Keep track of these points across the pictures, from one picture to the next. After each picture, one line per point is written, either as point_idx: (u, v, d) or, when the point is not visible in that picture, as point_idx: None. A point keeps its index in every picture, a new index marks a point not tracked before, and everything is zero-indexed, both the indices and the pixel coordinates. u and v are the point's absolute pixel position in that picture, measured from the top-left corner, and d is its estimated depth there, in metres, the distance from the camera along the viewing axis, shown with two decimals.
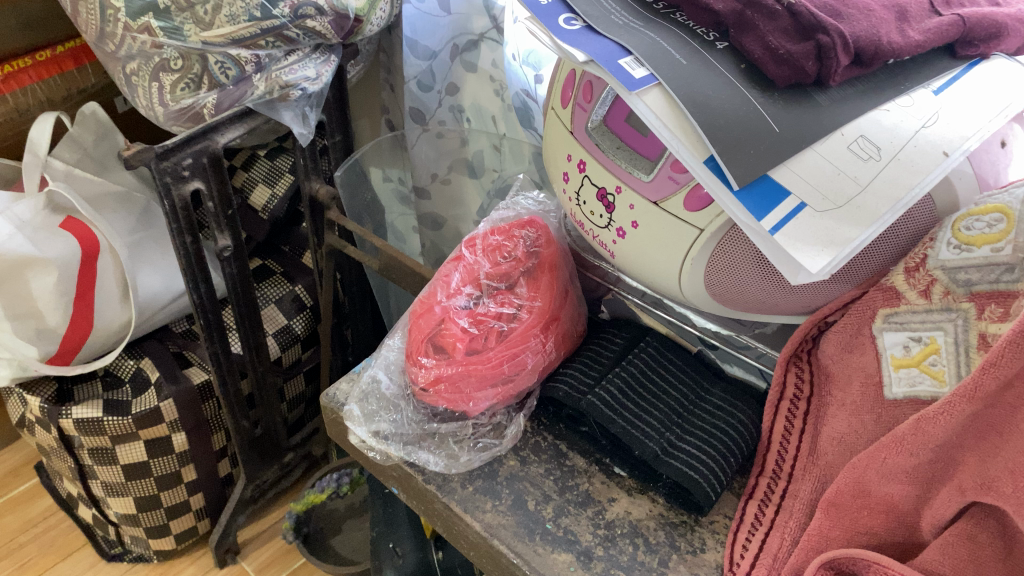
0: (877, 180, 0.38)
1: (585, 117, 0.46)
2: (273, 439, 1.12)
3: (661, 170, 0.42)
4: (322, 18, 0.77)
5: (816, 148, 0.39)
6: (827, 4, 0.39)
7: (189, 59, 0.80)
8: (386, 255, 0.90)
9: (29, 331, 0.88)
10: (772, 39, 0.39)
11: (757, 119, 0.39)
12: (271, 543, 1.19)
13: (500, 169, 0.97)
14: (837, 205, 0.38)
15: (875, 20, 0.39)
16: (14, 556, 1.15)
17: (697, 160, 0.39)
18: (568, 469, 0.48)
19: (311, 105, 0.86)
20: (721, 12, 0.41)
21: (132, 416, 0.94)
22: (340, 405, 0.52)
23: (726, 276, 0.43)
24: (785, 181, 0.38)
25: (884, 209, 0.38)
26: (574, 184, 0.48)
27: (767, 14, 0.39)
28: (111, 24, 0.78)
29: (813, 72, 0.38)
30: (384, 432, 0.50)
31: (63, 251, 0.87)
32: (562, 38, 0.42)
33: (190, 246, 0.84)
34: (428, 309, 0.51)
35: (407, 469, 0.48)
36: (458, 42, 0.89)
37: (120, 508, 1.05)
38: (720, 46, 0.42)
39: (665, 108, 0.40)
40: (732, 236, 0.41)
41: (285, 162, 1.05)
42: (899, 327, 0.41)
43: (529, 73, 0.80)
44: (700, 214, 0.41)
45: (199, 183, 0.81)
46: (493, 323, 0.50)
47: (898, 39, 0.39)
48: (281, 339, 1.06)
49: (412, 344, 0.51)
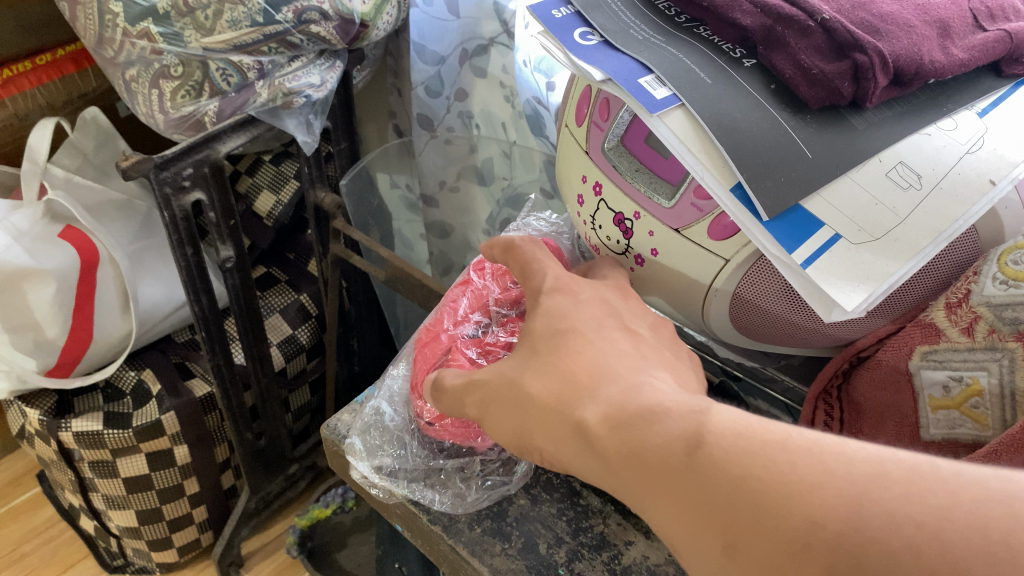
0: (917, 211, 0.35)
1: (601, 137, 0.43)
2: (278, 450, 1.10)
3: (683, 196, 0.39)
4: (327, 22, 0.75)
5: (852, 176, 0.36)
6: (865, 20, 0.36)
7: (190, 66, 0.76)
8: (392, 266, 0.87)
9: (27, 343, 0.85)
10: (805, 57, 0.36)
11: (788, 143, 0.36)
12: (275, 555, 1.17)
13: (511, 177, 0.94)
14: (874, 237, 0.35)
15: (916, 37, 0.36)
16: (16, 566, 1.13)
17: (723, 187, 0.36)
18: (581, 510, 0.45)
19: (315, 113, 0.83)
20: (749, 28, 0.38)
21: (133, 429, 0.92)
22: (341, 438, 0.49)
23: (755, 308, 0.40)
24: (818, 211, 0.36)
25: (924, 241, 0.35)
26: (589, 207, 0.45)
27: (799, 31, 0.36)
28: (109, 29, 0.75)
29: (848, 93, 0.36)
30: (386, 467, 0.47)
31: (62, 262, 0.85)
32: (577, 54, 0.39)
33: (191, 257, 0.82)
34: (433, 336, 0.49)
35: (411, 508, 0.45)
36: (467, 47, 0.86)
37: (121, 521, 1.03)
38: (748, 64, 0.39)
39: (689, 130, 0.37)
40: (760, 267, 0.38)
41: (291, 167, 1.02)
42: (938, 366, 0.38)
43: (541, 80, 0.77)
44: (725, 243, 0.39)
45: (201, 193, 0.79)
46: (500, 352, 0.48)
47: (941, 57, 0.36)
48: (286, 349, 1.04)
49: (417, 374, 0.48)
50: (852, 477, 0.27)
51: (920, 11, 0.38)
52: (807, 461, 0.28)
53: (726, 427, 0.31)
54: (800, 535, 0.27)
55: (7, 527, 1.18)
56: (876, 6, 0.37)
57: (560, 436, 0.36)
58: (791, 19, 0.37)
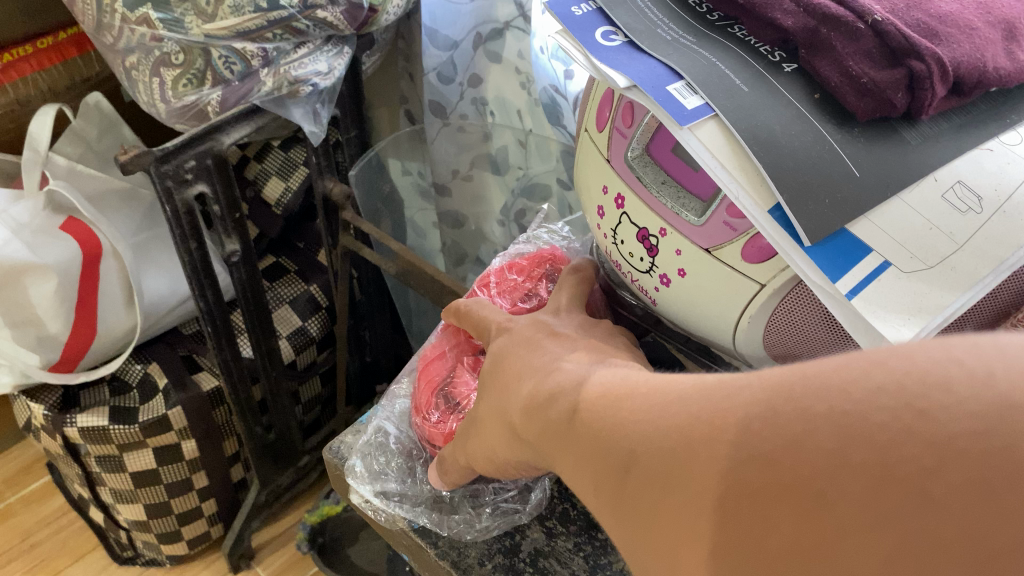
0: (978, 236, 0.32)
1: (624, 145, 0.39)
2: (288, 443, 1.08)
3: (715, 214, 0.36)
4: (333, 7, 0.71)
5: (903, 197, 0.32)
6: (922, 22, 0.33)
7: (191, 53, 0.73)
8: (404, 260, 0.84)
9: (29, 338, 0.83)
10: (853, 64, 0.32)
11: (834, 160, 0.32)
12: (286, 548, 1.15)
13: (525, 167, 0.92)
14: (927, 265, 0.32)
15: (979, 41, 0.32)
16: (25, 557, 1.12)
17: (761, 210, 0.33)
18: (600, 544, 0.42)
19: (323, 101, 0.80)
20: (791, 30, 0.34)
21: (139, 425, 0.90)
22: (344, 461, 0.47)
23: (793, 337, 0.37)
24: (865, 236, 0.32)
25: (985, 270, 0.31)
26: (610, 220, 0.42)
27: (847, 33, 0.33)
28: (107, 15, 0.72)
29: (902, 104, 0.32)
30: (391, 491, 0.45)
31: (63, 256, 0.82)
32: (599, 57, 0.36)
33: (195, 251, 0.79)
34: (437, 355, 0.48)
35: (417, 541, 0.43)
36: (481, 31, 0.82)
37: (129, 515, 1.02)
38: (789, 68, 0.35)
39: (723, 145, 0.33)
40: (799, 293, 0.35)
41: (300, 154, 0.98)
42: None
43: (559, 68, 0.73)
44: (761, 267, 0.35)
45: (204, 186, 0.76)
46: None
47: (1006, 64, 0.33)
48: (295, 341, 1.01)
49: (419, 394, 0.46)
50: (667, 398, 0.28)
51: (982, 10, 0.34)
52: (638, 400, 0.29)
53: (594, 394, 0.32)
54: (622, 460, 0.28)
55: (16, 517, 1.17)
56: (933, 5, 0.33)
57: (491, 442, 0.39)
58: (839, 20, 0.33)
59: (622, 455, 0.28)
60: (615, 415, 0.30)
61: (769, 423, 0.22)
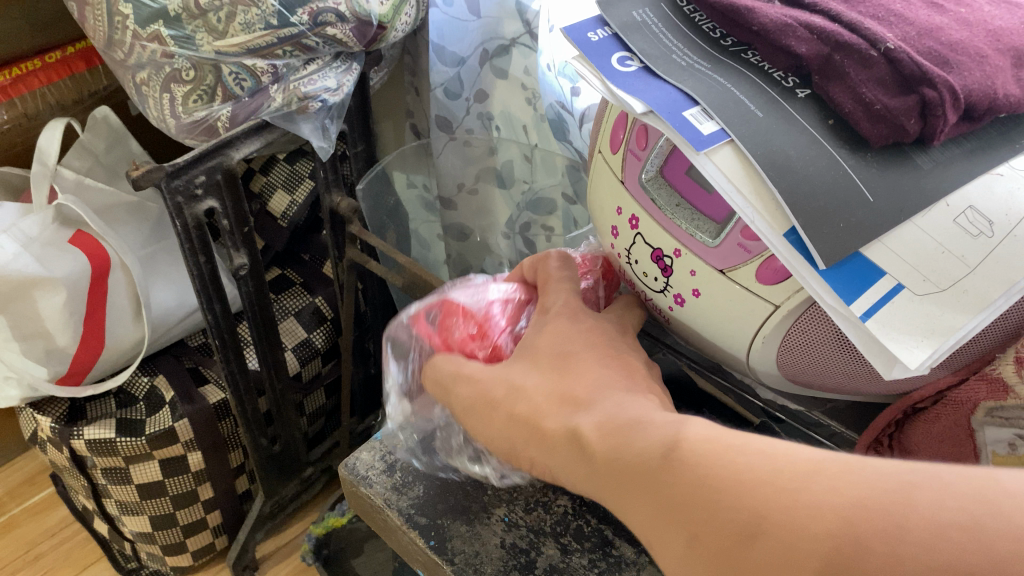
0: (989, 260, 0.32)
1: (639, 167, 0.40)
2: (292, 455, 1.08)
3: (729, 235, 0.36)
4: (343, 25, 0.71)
5: (916, 221, 0.33)
6: (933, 50, 0.33)
7: (202, 69, 0.74)
8: (410, 273, 0.85)
9: (38, 351, 0.84)
10: (866, 91, 0.33)
11: (848, 185, 0.33)
12: (290, 559, 1.16)
13: (530, 181, 0.92)
14: (940, 288, 0.33)
15: (990, 69, 0.33)
16: (31, 568, 1.12)
17: (776, 232, 0.34)
18: (614, 561, 0.43)
19: (331, 117, 0.81)
20: (805, 57, 0.35)
21: (146, 437, 0.90)
22: (359, 479, 0.47)
23: (805, 355, 0.38)
24: (879, 260, 0.33)
25: (997, 294, 0.32)
26: (623, 240, 0.43)
27: (860, 61, 0.33)
28: (118, 32, 0.72)
29: (915, 130, 0.33)
30: (407, 511, 0.45)
31: (72, 269, 0.83)
32: (616, 82, 0.37)
33: (204, 265, 0.80)
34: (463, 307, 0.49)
35: (433, 559, 0.43)
36: (487, 47, 0.82)
37: (135, 526, 1.02)
38: (802, 94, 0.36)
39: (739, 169, 0.34)
40: (812, 314, 0.36)
41: (306, 167, 0.99)
42: (1005, 424, 0.35)
43: (566, 85, 0.74)
44: (775, 288, 0.36)
45: (213, 201, 0.76)
46: None
47: (1017, 91, 0.33)
48: (300, 353, 1.02)
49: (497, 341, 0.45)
50: (799, 471, 0.28)
51: (992, 38, 0.34)
52: (755, 459, 0.29)
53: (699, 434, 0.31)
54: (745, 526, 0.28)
55: (22, 527, 1.17)
56: (944, 33, 0.34)
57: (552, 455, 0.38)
58: (851, 47, 0.34)
59: (748, 517, 0.27)
60: (726, 473, 0.29)
61: (954, 525, 0.23)
